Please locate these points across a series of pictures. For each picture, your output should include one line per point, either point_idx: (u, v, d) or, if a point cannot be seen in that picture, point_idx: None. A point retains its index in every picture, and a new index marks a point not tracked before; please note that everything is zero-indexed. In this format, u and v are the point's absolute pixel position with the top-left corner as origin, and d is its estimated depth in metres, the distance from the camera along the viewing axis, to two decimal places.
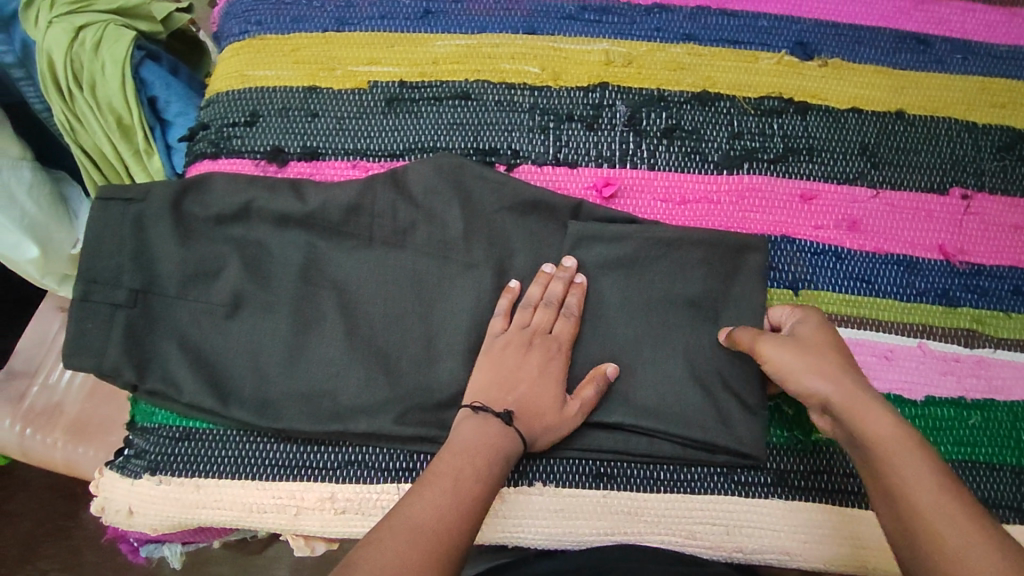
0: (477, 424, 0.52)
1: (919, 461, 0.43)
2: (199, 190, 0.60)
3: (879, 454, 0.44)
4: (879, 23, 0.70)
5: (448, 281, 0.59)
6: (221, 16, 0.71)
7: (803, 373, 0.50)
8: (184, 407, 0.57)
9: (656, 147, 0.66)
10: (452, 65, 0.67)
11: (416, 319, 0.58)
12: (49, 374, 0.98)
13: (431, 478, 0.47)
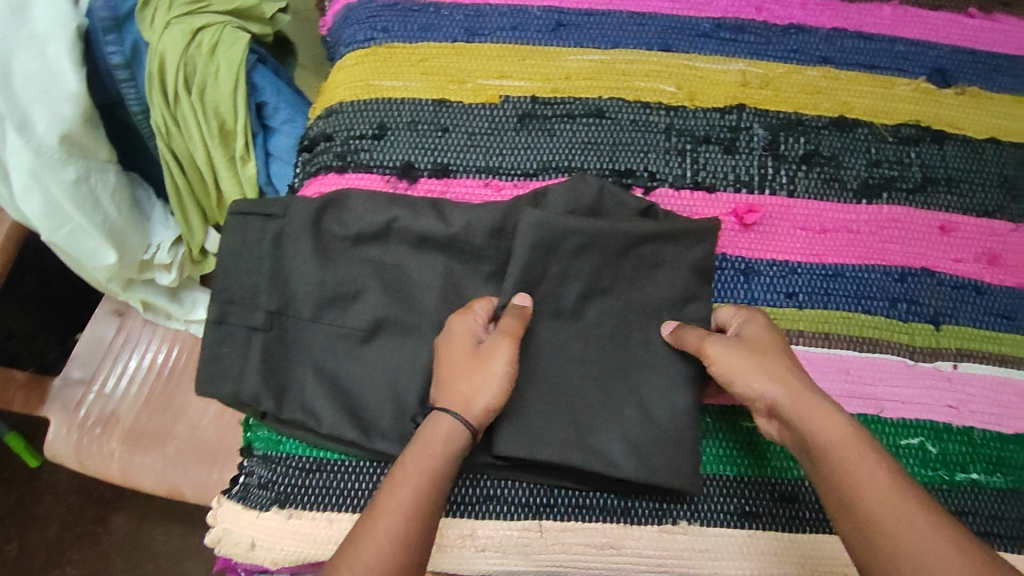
0: (442, 427, 0.50)
1: (870, 466, 0.46)
2: (338, 208, 0.58)
3: (834, 457, 0.47)
4: (1018, 51, 0.68)
5: (593, 309, 0.57)
6: (339, 21, 0.68)
7: (849, 436, 0.47)
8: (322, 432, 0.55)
9: (795, 172, 0.64)
10: (586, 81, 0.65)
11: (561, 348, 0.56)
12: (107, 382, 0.91)
13: (395, 486, 0.48)
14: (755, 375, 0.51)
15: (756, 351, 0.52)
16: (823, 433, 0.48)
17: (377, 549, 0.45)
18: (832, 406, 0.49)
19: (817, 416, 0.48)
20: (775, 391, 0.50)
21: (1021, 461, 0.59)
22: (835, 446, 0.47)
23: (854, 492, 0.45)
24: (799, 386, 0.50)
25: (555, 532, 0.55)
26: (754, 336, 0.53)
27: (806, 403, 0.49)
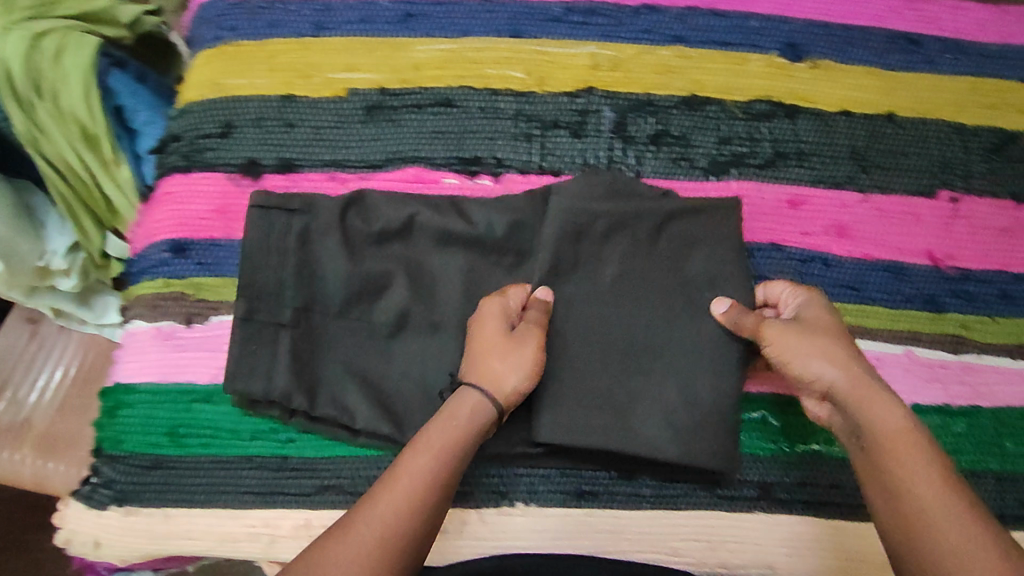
0: (461, 403, 0.50)
1: (919, 465, 0.44)
2: None
3: (886, 450, 0.46)
4: (870, 22, 0.68)
5: (434, 297, 0.58)
6: (193, 21, 0.68)
7: (907, 431, 0.46)
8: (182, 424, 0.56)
9: (643, 153, 0.64)
10: (434, 71, 0.65)
11: (400, 337, 0.57)
12: (18, 388, 0.80)
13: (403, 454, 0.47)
14: (824, 359, 0.50)
15: (823, 333, 0.51)
16: (883, 430, 0.47)
17: (398, 528, 0.44)
18: (887, 395, 0.48)
19: (875, 409, 0.47)
20: (832, 373, 0.49)
21: None
22: (888, 438, 0.46)
23: (926, 498, 0.43)
24: (864, 374, 0.49)
25: None
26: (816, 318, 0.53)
27: (876, 392, 0.48)
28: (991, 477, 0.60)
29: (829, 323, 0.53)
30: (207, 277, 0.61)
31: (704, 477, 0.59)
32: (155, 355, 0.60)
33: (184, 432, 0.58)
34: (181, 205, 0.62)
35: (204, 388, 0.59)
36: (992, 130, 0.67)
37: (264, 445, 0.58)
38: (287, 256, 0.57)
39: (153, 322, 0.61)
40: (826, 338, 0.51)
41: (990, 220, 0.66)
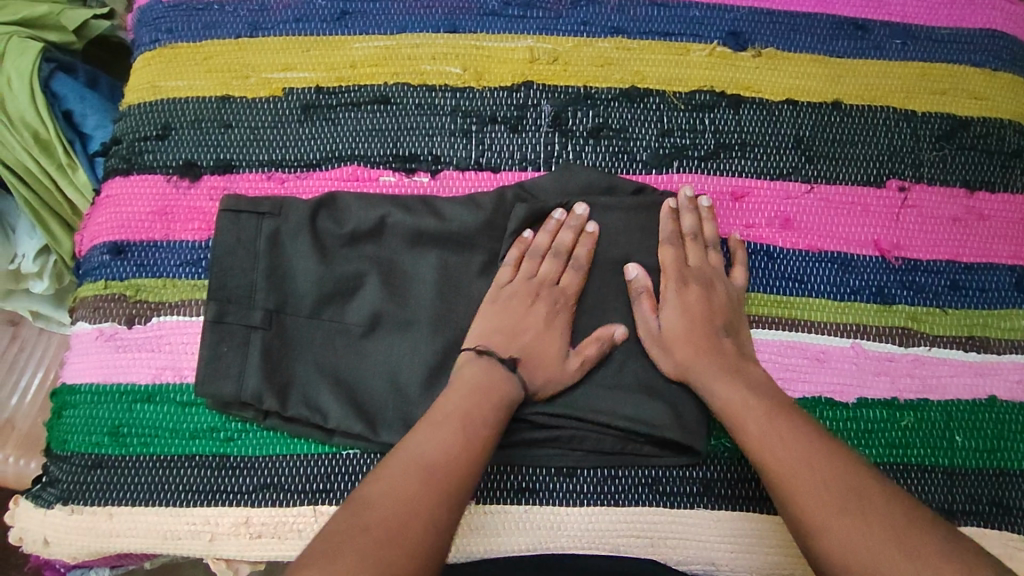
0: (470, 377, 0.52)
1: (773, 431, 0.49)
2: None
3: (731, 419, 0.52)
4: (815, 9, 0.67)
5: (364, 295, 0.57)
6: (134, 24, 0.68)
7: (747, 400, 0.52)
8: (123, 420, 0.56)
9: (582, 147, 0.63)
10: (371, 68, 0.65)
11: (331, 335, 0.57)
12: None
13: (440, 420, 0.49)
14: (664, 307, 0.57)
15: (683, 303, 0.57)
16: (723, 397, 0.53)
17: (432, 483, 0.46)
18: (721, 366, 0.54)
19: (713, 378, 0.54)
20: (674, 324, 0.56)
21: None
22: (732, 406, 0.52)
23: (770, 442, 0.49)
24: (694, 328, 0.56)
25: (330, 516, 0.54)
26: (676, 261, 0.58)
27: (709, 348, 0.55)
28: (943, 473, 0.57)
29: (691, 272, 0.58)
30: (147, 278, 0.60)
31: (646, 471, 0.56)
32: (98, 355, 0.58)
33: (126, 432, 0.56)
34: (121, 206, 0.62)
35: (145, 388, 0.57)
36: (944, 116, 0.65)
37: (206, 444, 0.56)
38: (218, 255, 0.57)
39: (94, 323, 0.59)
40: (676, 289, 0.57)
41: (943, 208, 0.63)
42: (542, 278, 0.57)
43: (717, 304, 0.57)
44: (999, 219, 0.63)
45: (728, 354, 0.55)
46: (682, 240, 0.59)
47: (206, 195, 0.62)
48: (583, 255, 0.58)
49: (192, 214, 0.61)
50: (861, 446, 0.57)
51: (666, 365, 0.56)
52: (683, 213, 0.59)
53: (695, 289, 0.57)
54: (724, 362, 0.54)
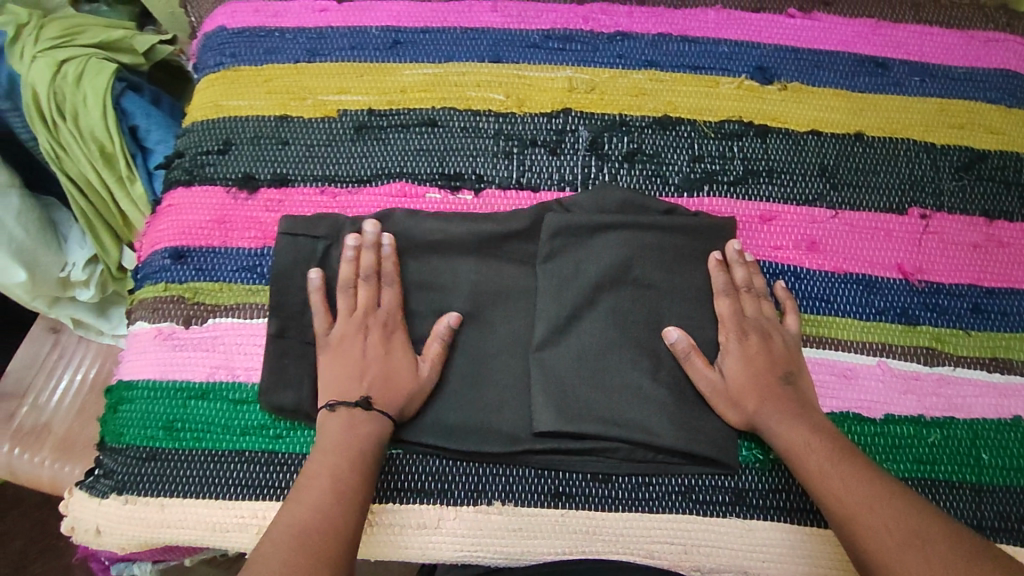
0: (336, 420, 0.54)
1: (891, 514, 0.49)
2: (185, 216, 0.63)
3: (847, 515, 0.50)
4: (838, 47, 0.72)
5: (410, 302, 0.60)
6: (201, 49, 0.74)
7: (871, 497, 0.50)
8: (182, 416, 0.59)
9: (617, 170, 0.67)
10: (420, 93, 0.69)
11: None
12: (42, 394, 0.90)
13: (308, 478, 0.51)
14: (722, 362, 0.59)
15: (782, 401, 0.56)
16: (853, 496, 0.50)
17: (328, 529, 0.49)
18: (853, 465, 0.52)
19: (840, 478, 0.51)
20: (783, 428, 0.55)
21: None
22: (853, 508, 0.50)
23: (841, 484, 0.51)
24: (811, 435, 0.54)
25: (374, 514, 0.56)
26: (734, 313, 0.60)
27: (757, 366, 0.58)
28: (969, 489, 0.58)
29: (749, 308, 0.60)
30: (204, 281, 0.63)
31: (680, 479, 0.58)
32: (154, 353, 0.61)
33: (179, 427, 0.59)
34: (184, 214, 0.65)
35: (199, 386, 0.60)
36: (963, 149, 0.68)
37: (256, 441, 0.58)
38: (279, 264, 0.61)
39: (153, 323, 0.62)
40: (738, 341, 0.59)
41: (963, 235, 0.66)
42: (363, 309, 0.58)
43: (776, 355, 0.59)
44: (1019, 246, 0.66)
45: (845, 448, 0.54)
46: (738, 291, 0.61)
47: (263, 206, 0.65)
48: (391, 267, 0.60)
49: (249, 223, 0.65)
50: (889, 461, 0.59)
51: (734, 416, 0.57)
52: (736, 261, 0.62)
53: (757, 339, 0.59)
54: (849, 462, 0.52)
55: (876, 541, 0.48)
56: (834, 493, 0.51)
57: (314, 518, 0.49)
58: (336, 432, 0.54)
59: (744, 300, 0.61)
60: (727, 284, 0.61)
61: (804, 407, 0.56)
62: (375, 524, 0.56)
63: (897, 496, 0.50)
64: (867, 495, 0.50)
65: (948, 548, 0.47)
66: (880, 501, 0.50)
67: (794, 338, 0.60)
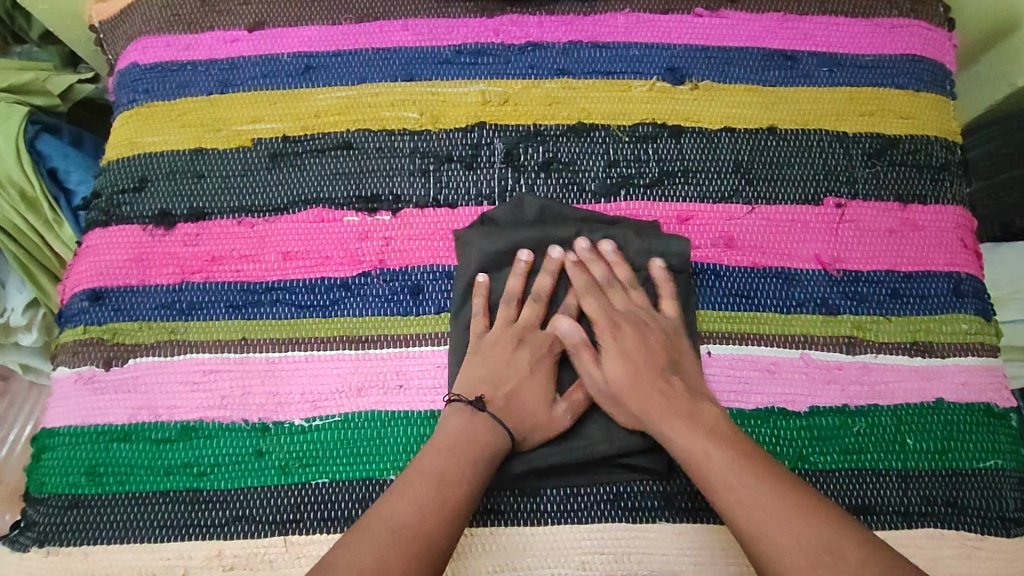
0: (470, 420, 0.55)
1: (772, 501, 0.49)
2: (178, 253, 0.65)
3: (732, 507, 0.50)
4: (747, 43, 0.72)
5: None
6: (114, 86, 0.73)
7: (753, 488, 0.50)
8: (103, 461, 0.59)
9: (535, 180, 0.67)
10: (334, 117, 0.69)
11: None
12: None
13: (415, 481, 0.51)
14: (603, 361, 0.59)
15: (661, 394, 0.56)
16: (733, 490, 0.50)
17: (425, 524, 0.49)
18: (735, 458, 0.51)
19: (720, 474, 0.51)
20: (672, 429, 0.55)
21: (762, 436, 0.60)
22: (735, 501, 0.50)
23: (702, 454, 0.52)
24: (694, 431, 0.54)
25: (300, 546, 0.56)
26: (603, 309, 0.60)
27: (637, 365, 0.58)
28: (895, 476, 0.59)
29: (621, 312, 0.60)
30: (123, 322, 0.63)
31: (608, 487, 0.59)
32: (75, 399, 0.61)
33: (102, 471, 0.58)
34: (100, 256, 0.65)
35: (122, 428, 0.59)
36: (874, 136, 0.69)
37: (180, 479, 0.58)
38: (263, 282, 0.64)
39: (73, 367, 0.62)
40: (612, 337, 0.59)
41: (879, 221, 0.67)
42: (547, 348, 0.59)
43: (653, 345, 0.59)
44: (933, 229, 0.67)
45: (724, 438, 0.53)
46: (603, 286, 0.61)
47: (181, 241, 0.65)
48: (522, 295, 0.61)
49: (167, 259, 0.64)
50: (814, 452, 0.60)
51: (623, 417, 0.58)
52: (573, 265, 0.61)
53: (629, 332, 0.59)
54: (736, 454, 0.52)
55: (759, 527, 0.48)
56: (718, 490, 0.51)
57: (404, 521, 0.48)
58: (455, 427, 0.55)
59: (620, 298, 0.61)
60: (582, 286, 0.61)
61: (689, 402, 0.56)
62: (303, 556, 0.56)
63: (772, 480, 0.50)
64: (726, 463, 0.51)
65: (814, 512, 0.48)
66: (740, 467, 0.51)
67: (672, 323, 0.60)
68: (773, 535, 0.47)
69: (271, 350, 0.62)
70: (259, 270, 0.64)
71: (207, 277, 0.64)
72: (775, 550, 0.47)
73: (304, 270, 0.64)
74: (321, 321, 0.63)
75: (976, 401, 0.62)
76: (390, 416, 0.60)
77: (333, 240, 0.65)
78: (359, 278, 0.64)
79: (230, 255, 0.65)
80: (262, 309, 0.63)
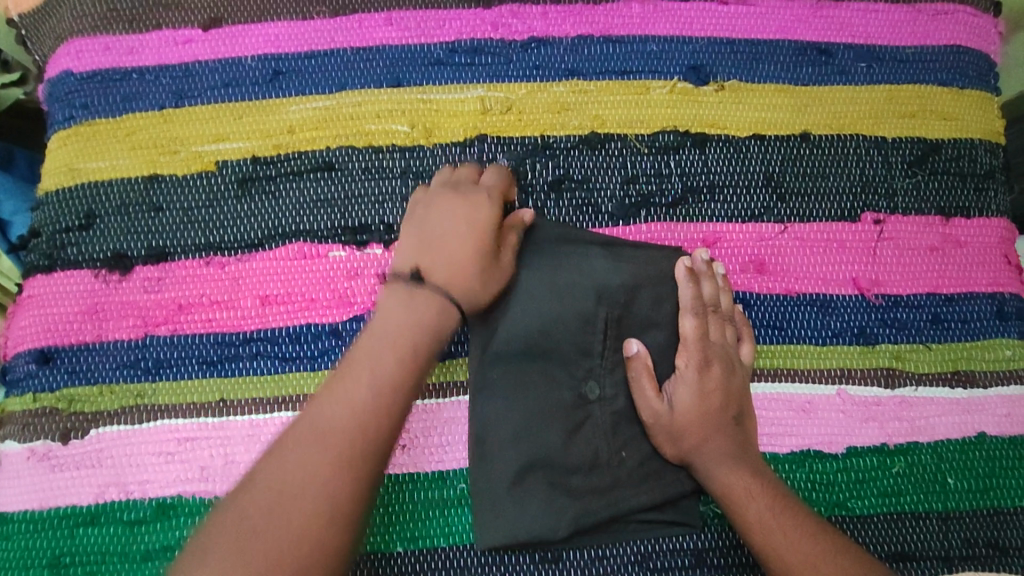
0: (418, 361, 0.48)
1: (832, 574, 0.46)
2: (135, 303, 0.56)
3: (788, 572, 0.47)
4: (777, 35, 0.64)
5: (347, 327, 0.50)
6: (45, 97, 0.62)
7: (816, 555, 0.47)
8: (68, 550, 0.51)
9: (544, 202, 0.60)
10: (311, 132, 0.60)
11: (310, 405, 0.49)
12: None
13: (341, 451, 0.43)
14: (674, 389, 0.53)
15: (732, 441, 0.52)
16: (791, 555, 0.47)
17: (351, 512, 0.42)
18: (800, 522, 0.49)
19: (782, 535, 0.48)
20: (730, 474, 0.51)
21: (799, 482, 0.56)
22: (793, 566, 0.47)
23: (746, 494, 0.50)
24: (759, 485, 0.50)
25: None
26: (694, 334, 0.54)
27: (712, 403, 0.53)
28: (937, 519, 0.55)
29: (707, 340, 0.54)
30: (80, 386, 0.54)
31: (635, 548, 0.54)
32: (28, 479, 0.53)
33: (69, 561, 0.51)
34: (46, 308, 0.56)
35: (87, 510, 0.52)
36: (915, 141, 0.63)
37: (160, 566, 0.51)
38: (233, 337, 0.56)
39: (23, 442, 0.54)
40: (696, 370, 0.53)
41: (919, 238, 0.61)
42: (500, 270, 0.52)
43: (734, 387, 0.54)
44: (976, 245, 0.62)
45: (791, 498, 0.50)
46: (704, 309, 0.55)
47: (140, 287, 0.56)
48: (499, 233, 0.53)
49: (126, 310, 0.56)
50: (853, 497, 0.56)
51: (674, 449, 0.53)
52: (683, 280, 0.55)
53: (716, 371, 0.53)
54: (801, 517, 0.49)
55: None
56: (778, 551, 0.48)
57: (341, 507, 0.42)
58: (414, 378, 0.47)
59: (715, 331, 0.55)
60: (687, 302, 0.55)
61: (751, 453, 0.52)
62: None
63: (841, 553, 0.47)
64: (770, 506, 0.49)
65: (846, 562, 0.47)
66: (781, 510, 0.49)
67: (747, 369, 0.56)
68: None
69: (255, 411, 0.55)
70: (234, 318, 0.56)
71: (174, 329, 0.56)
72: None
73: (287, 316, 0.56)
74: (311, 376, 0.56)
75: (1021, 434, 0.58)
76: (395, 482, 0.54)
77: (318, 280, 0.57)
78: (350, 323, 0.57)
79: (200, 301, 0.56)
80: (242, 364, 0.55)
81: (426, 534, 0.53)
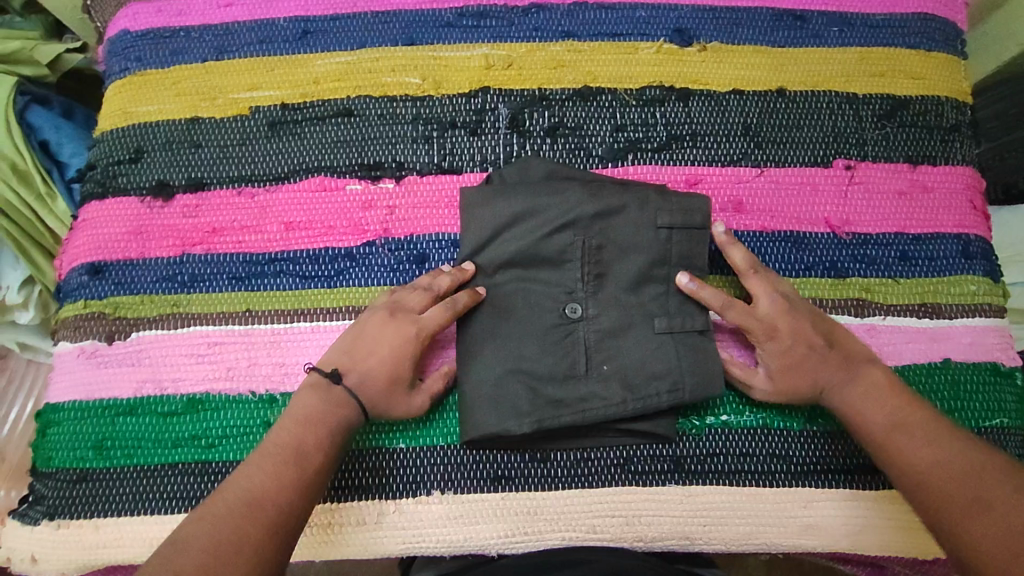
0: (315, 394, 0.54)
1: (924, 444, 0.52)
2: (175, 227, 0.63)
3: (880, 444, 0.54)
4: (755, 2, 0.70)
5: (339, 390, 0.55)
6: (105, 54, 0.71)
7: (904, 424, 0.53)
8: (109, 435, 0.59)
9: (540, 145, 0.66)
10: (334, 83, 0.67)
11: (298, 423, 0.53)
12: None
13: (272, 453, 0.51)
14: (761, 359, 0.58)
15: (828, 368, 0.57)
16: (884, 427, 0.54)
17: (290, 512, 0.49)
18: (889, 399, 0.55)
19: (868, 411, 0.55)
20: (841, 392, 0.56)
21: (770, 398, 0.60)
22: (881, 436, 0.54)
23: (862, 409, 0.55)
24: (855, 388, 0.56)
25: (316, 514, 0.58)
26: (747, 317, 0.57)
27: (799, 357, 0.57)
28: None
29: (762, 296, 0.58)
30: (124, 296, 0.62)
31: (618, 453, 0.60)
32: (79, 373, 0.60)
33: (109, 445, 0.58)
34: (97, 229, 0.64)
35: (126, 401, 0.59)
36: (885, 97, 0.68)
37: (188, 452, 0.58)
38: (258, 257, 0.63)
39: (75, 342, 0.61)
40: (766, 338, 0.57)
41: (888, 183, 0.66)
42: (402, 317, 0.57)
43: (802, 332, 0.57)
44: (943, 190, 0.66)
45: (884, 384, 0.56)
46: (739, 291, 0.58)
47: (179, 213, 0.64)
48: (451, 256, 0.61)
49: (166, 232, 0.63)
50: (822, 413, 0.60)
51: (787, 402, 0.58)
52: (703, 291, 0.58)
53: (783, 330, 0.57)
54: (892, 398, 0.55)
55: (910, 467, 0.52)
56: (866, 426, 0.55)
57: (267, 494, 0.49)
58: (307, 407, 0.54)
59: (747, 283, 0.58)
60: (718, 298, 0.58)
61: (855, 372, 0.56)
62: (335, 525, 0.58)
63: (929, 424, 0.53)
64: (863, 394, 0.56)
65: (937, 436, 0.52)
66: (918, 425, 0.53)
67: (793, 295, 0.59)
68: (943, 477, 0.50)
69: (277, 322, 0.61)
70: (261, 241, 0.63)
71: (207, 249, 0.63)
72: (934, 487, 0.50)
73: (307, 240, 0.63)
74: (327, 292, 0.62)
75: (983, 361, 0.62)
76: None
77: (336, 210, 0.64)
78: (364, 248, 0.63)
79: (231, 226, 0.63)
80: (266, 281, 0.62)
81: (426, 433, 0.59)
